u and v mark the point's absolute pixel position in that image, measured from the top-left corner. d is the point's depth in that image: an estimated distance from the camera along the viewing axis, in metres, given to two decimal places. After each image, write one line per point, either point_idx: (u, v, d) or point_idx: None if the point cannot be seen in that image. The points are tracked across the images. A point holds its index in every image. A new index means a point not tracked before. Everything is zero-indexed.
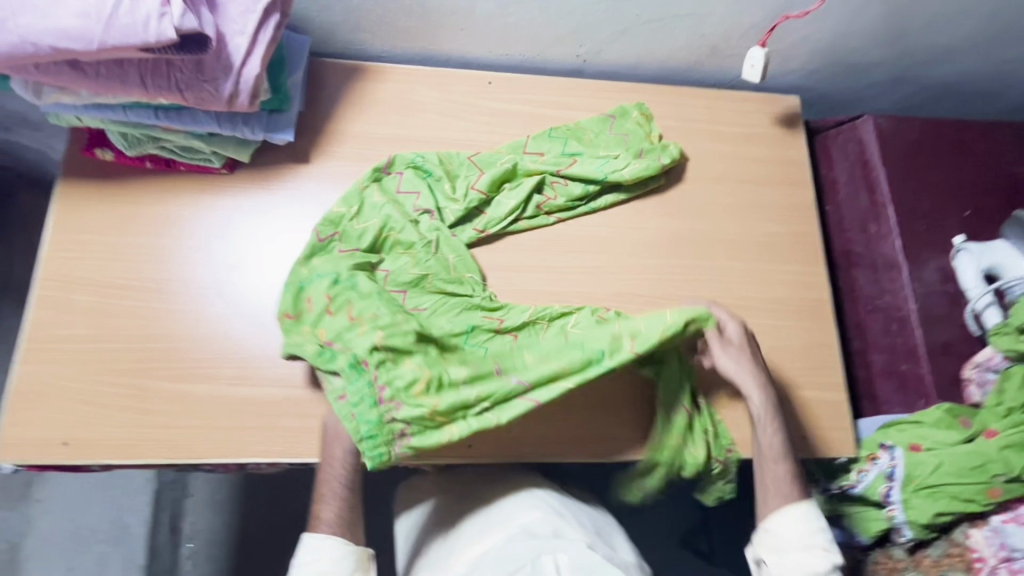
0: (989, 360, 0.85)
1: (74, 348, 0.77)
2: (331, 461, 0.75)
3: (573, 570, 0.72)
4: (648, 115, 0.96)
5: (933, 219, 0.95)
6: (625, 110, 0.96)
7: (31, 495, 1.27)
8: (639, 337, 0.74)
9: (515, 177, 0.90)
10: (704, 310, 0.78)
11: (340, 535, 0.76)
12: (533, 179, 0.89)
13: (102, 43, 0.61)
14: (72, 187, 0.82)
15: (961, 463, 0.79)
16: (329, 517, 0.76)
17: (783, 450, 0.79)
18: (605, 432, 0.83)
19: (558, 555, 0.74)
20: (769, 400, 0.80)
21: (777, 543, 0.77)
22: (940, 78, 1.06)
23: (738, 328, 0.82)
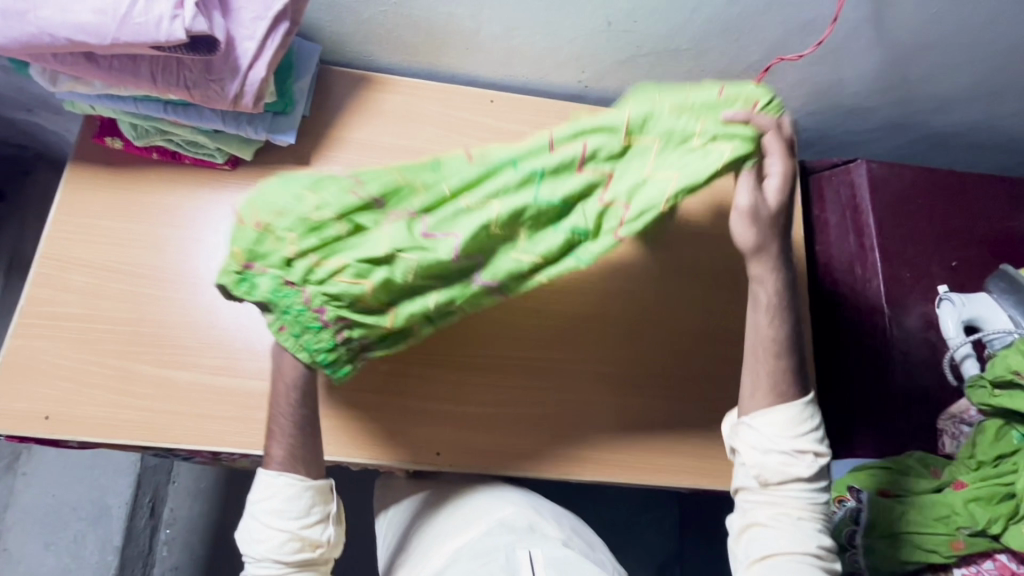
0: (965, 412, 0.86)
1: (66, 327, 0.80)
2: (276, 400, 0.71)
3: (549, 563, 0.72)
4: None
5: (918, 266, 0.95)
6: None
7: (15, 468, 1.29)
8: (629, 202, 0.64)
9: None
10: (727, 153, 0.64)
11: (293, 472, 0.70)
12: None
13: (115, 39, 0.64)
14: (79, 171, 0.86)
15: (926, 513, 0.79)
16: (279, 455, 0.70)
17: (789, 345, 0.70)
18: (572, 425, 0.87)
19: (535, 550, 0.74)
20: (780, 288, 0.70)
21: (759, 441, 0.69)
22: (938, 129, 1.07)
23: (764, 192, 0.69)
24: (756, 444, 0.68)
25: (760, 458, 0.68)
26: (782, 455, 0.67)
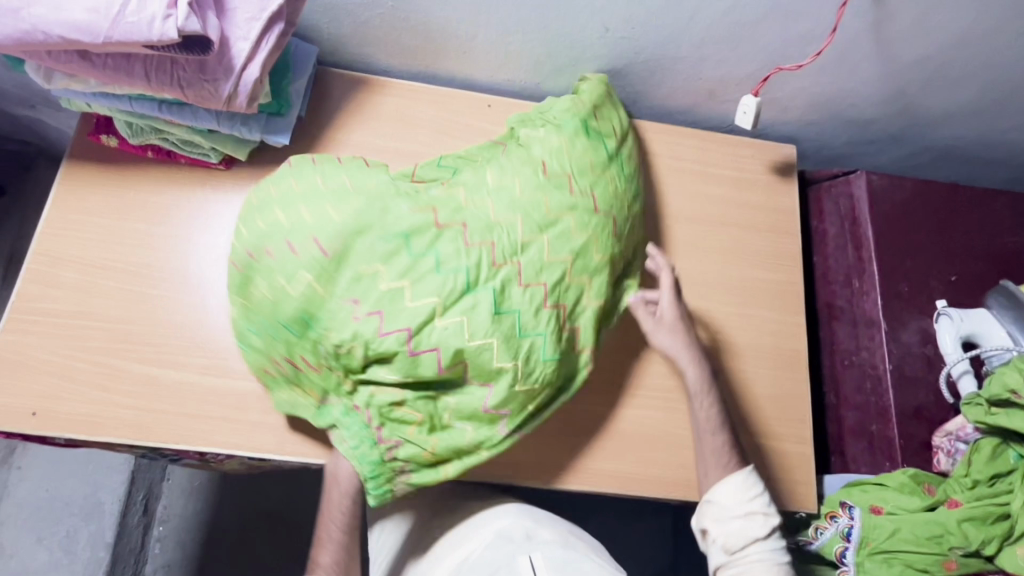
0: (961, 430, 0.83)
1: (56, 323, 0.80)
2: (329, 504, 0.76)
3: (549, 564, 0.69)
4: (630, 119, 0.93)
5: (916, 281, 0.94)
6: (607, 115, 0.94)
7: (10, 462, 1.29)
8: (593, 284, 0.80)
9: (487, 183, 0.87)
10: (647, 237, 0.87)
11: None
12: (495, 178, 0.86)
13: (108, 37, 0.64)
14: (74, 168, 0.86)
15: (918, 532, 0.77)
16: (327, 561, 0.77)
17: (720, 421, 0.83)
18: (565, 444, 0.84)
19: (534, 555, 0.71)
20: (703, 375, 0.84)
21: (716, 512, 0.78)
22: (940, 141, 1.06)
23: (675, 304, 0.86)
24: (718, 517, 0.78)
25: (723, 528, 0.77)
26: (740, 522, 0.76)
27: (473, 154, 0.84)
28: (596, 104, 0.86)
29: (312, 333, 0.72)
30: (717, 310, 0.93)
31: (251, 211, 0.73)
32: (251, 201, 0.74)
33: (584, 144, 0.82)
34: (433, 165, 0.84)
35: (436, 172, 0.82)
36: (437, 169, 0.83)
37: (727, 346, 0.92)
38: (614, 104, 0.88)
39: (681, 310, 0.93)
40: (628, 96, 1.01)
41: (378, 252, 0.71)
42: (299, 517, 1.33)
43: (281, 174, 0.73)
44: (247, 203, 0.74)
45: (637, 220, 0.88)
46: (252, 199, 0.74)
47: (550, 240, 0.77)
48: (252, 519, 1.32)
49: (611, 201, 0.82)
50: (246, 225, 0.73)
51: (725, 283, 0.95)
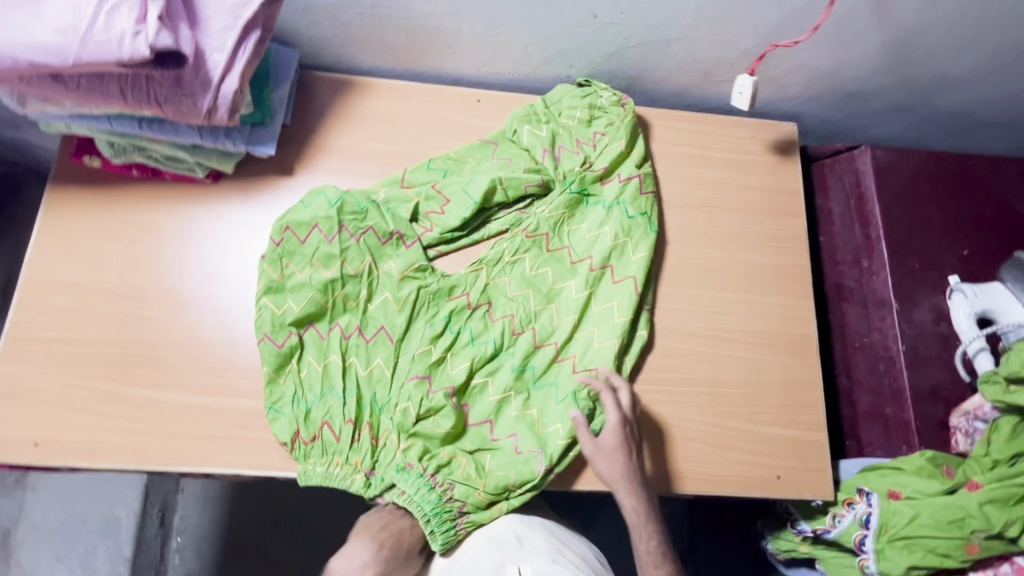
0: (978, 409, 0.82)
1: (51, 351, 0.79)
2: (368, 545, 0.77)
3: None
4: (634, 118, 0.93)
5: (927, 257, 0.91)
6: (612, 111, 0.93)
7: (24, 483, 1.29)
8: (601, 324, 0.85)
9: (490, 204, 0.89)
10: (649, 242, 0.89)
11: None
12: (492, 190, 0.88)
13: (78, 59, 0.62)
14: (59, 191, 0.84)
15: (938, 516, 0.76)
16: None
17: (664, 554, 0.78)
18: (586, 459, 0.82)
19: (523, 566, 0.73)
20: (643, 504, 0.77)
21: None
22: (946, 109, 1.02)
23: (615, 424, 0.78)
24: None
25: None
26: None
27: (462, 154, 0.92)
28: (591, 158, 0.92)
29: (354, 397, 0.80)
30: (723, 298, 0.91)
31: (275, 260, 0.82)
32: (275, 242, 0.83)
33: (583, 212, 0.91)
34: (423, 167, 0.90)
35: (426, 175, 0.89)
36: (427, 172, 0.90)
37: (734, 335, 0.90)
38: (621, 119, 0.92)
39: (686, 300, 0.90)
40: (621, 82, 0.98)
41: (427, 334, 0.83)
42: (312, 522, 1.32)
43: (325, 257, 0.83)
44: (280, 270, 0.82)
45: (636, 238, 0.89)
46: (287, 270, 0.82)
47: (568, 303, 0.86)
48: (265, 527, 1.31)
49: (611, 252, 0.88)
50: (291, 302, 0.81)
51: (730, 270, 0.93)
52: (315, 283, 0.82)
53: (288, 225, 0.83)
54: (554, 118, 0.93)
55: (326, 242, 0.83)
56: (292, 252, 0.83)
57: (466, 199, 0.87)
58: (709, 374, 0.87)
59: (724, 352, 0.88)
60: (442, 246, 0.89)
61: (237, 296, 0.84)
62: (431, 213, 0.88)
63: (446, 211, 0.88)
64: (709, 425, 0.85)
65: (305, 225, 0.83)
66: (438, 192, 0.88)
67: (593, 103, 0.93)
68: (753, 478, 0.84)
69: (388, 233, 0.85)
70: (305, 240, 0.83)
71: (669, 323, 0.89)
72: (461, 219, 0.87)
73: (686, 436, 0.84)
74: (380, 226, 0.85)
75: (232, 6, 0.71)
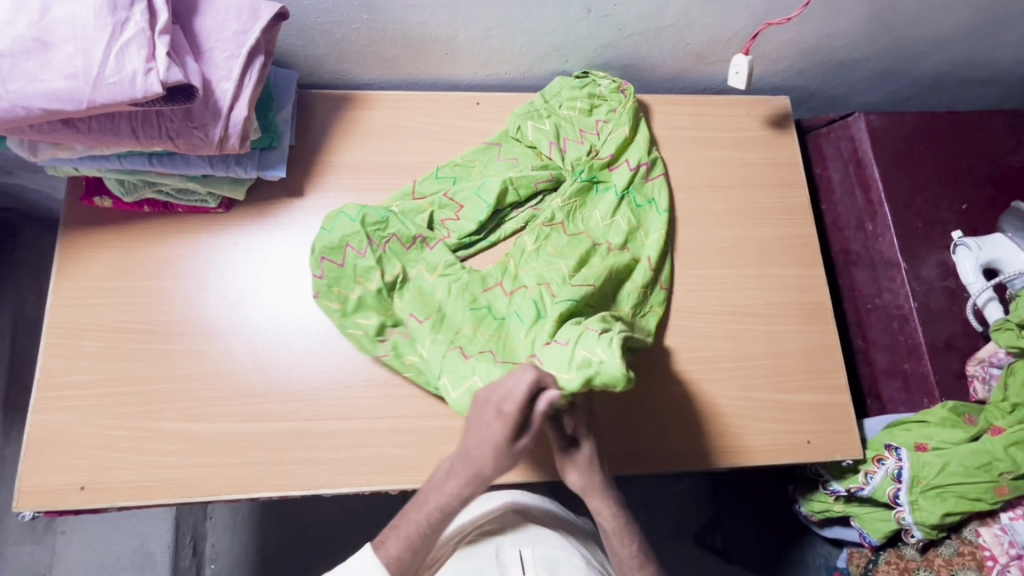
0: (993, 356, 0.85)
1: (84, 394, 0.79)
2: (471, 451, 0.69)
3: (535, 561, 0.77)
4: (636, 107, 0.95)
5: (929, 215, 0.94)
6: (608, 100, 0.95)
7: (55, 527, 1.28)
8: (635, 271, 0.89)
9: (503, 205, 0.91)
10: (665, 220, 0.92)
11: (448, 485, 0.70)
12: (503, 191, 0.89)
13: (92, 102, 0.62)
14: (72, 235, 0.84)
15: (967, 463, 0.79)
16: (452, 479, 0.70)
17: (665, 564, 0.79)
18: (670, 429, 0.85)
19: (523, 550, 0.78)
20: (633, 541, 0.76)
21: None
22: (931, 69, 1.05)
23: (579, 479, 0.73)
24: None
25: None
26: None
27: (468, 160, 0.93)
28: (596, 146, 0.93)
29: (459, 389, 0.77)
30: (737, 275, 0.93)
31: (327, 291, 0.83)
32: (317, 276, 0.83)
33: (593, 198, 0.91)
34: (431, 176, 0.91)
35: (437, 185, 0.91)
36: (437, 181, 0.91)
37: (752, 309, 0.92)
38: (622, 105, 0.93)
39: (702, 281, 0.92)
40: (616, 72, 0.99)
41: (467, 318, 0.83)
42: (344, 534, 1.32)
43: (366, 272, 0.84)
44: (337, 299, 0.83)
45: (647, 218, 0.92)
46: (343, 296, 0.83)
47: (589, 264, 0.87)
48: (298, 544, 1.31)
49: (627, 236, 0.90)
50: (362, 321, 0.83)
51: (741, 246, 0.95)
52: (372, 303, 0.83)
53: (323, 254, 0.84)
54: (555, 112, 0.94)
55: (361, 257, 0.84)
56: (338, 277, 0.83)
57: (480, 203, 0.89)
58: (733, 350, 0.89)
59: (744, 328, 0.91)
60: (464, 251, 0.89)
61: (263, 320, 0.84)
62: (446, 220, 0.89)
63: (461, 217, 0.89)
64: (738, 400, 0.87)
65: (337, 248, 0.84)
66: (452, 200, 0.89)
67: (592, 92, 0.94)
68: (785, 446, 0.86)
69: (410, 239, 0.86)
70: (343, 263, 0.84)
71: (688, 304, 0.91)
72: (478, 222, 0.89)
73: (717, 413, 0.86)
74: (403, 232, 0.86)
75: (233, 35, 0.71)
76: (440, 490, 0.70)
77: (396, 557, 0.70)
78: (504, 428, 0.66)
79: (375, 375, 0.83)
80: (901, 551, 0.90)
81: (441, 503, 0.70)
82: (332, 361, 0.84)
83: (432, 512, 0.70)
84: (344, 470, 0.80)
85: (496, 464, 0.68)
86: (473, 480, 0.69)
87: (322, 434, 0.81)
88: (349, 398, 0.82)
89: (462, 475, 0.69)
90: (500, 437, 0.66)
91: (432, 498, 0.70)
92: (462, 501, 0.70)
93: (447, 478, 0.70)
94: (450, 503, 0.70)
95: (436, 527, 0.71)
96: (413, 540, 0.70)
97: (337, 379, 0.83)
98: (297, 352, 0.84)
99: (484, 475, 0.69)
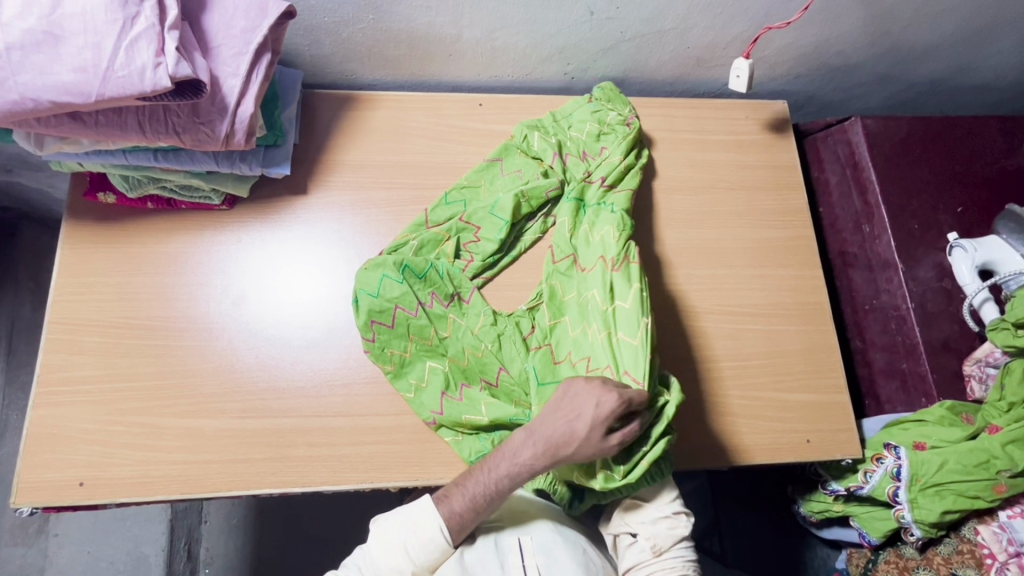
0: (989, 355, 0.86)
1: (84, 389, 0.79)
2: (554, 426, 0.72)
3: (535, 551, 0.78)
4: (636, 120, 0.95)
5: (925, 217, 0.95)
6: (602, 114, 0.95)
7: (48, 530, 1.26)
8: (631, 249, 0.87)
9: (519, 223, 0.92)
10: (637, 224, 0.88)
11: (521, 454, 0.72)
12: (512, 208, 0.89)
13: (100, 95, 0.62)
14: (74, 230, 0.84)
15: (965, 461, 0.80)
16: (523, 453, 0.72)
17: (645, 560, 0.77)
18: (699, 443, 0.85)
19: (523, 537, 0.79)
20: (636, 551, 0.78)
21: None
22: (925, 74, 1.07)
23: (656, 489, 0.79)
24: (643, 519, 0.78)
25: (653, 529, 0.77)
26: (665, 522, 0.77)
27: (474, 180, 0.92)
28: (591, 169, 0.93)
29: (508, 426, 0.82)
30: (737, 275, 0.94)
31: (381, 353, 0.82)
32: (369, 339, 0.82)
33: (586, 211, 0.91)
34: (442, 203, 0.91)
35: (448, 211, 0.90)
36: (447, 207, 0.90)
37: (751, 309, 0.93)
38: (625, 137, 0.93)
39: (701, 280, 0.93)
40: (616, 75, 1.00)
41: (508, 373, 0.84)
42: (339, 536, 1.31)
43: (419, 330, 0.84)
44: (391, 361, 0.82)
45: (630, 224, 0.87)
46: (397, 356, 0.82)
47: (617, 309, 0.81)
48: (294, 546, 1.30)
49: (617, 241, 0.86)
50: (416, 380, 0.82)
51: (741, 247, 0.96)
52: (425, 359, 0.84)
53: (372, 317, 0.82)
54: (563, 132, 0.96)
55: (411, 317, 0.83)
56: (390, 339, 0.83)
57: (496, 221, 0.89)
58: (734, 351, 0.90)
59: (743, 328, 0.91)
60: (487, 272, 0.90)
61: (264, 323, 0.84)
62: (467, 244, 0.89)
63: (481, 238, 0.89)
64: (741, 400, 0.88)
65: (385, 309, 0.83)
66: (468, 223, 0.90)
67: (601, 119, 0.95)
68: (785, 445, 0.86)
69: (448, 295, 0.86)
70: (392, 323, 0.83)
71: (688, 304, 0.91)
72: (498, 241, 0.89)
73: (719, 412, 0.87)
74: (442, 288, 0.86)
75: (241, 32, 0.72)
76: (513, 456, 0.73)
77: (458, 512, 0.73)
78: (601, 414, 0.69)
79: (375, 372, 0.84)
80: (900, 550, 0.91)
81: (511, 474, 0.72)
82: (334, 358, 0.84)
83: (500, 479, 0.72)
84: (345, 466, 0.79)
85: (575, 444, 0.70)
86: (547, 453, 0.72)
87: (324, 431, 0.81)
88: (351, 395, 0.82)
89: (538, 447, 0.72)
90: (597, 416, 0.70)
91: (503, 465, 0.73)
92: (530, 472, 0.73)
93: (522, 446, 0.73)
94: (519, 470, 0.72)
95: (500, 493, 0.73)
96: (476, 501, 0.73)
97: (337, 376, 0.83)
98: (299, 350, 0.84)
99: (562, 454, 0.71)
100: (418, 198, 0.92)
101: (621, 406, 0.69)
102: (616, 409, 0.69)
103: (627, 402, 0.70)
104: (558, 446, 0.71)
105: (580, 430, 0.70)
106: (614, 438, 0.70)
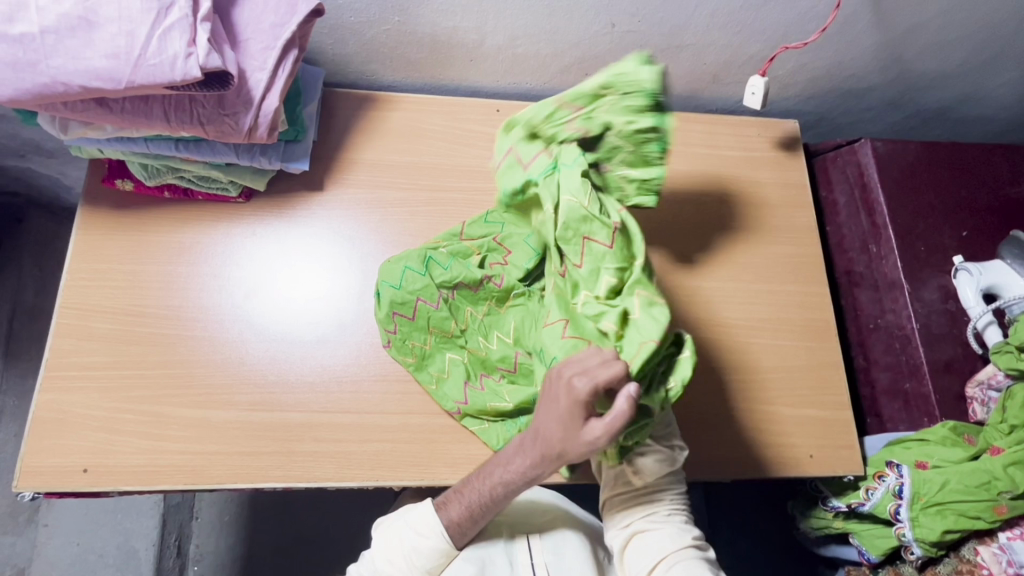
0: (991, 378, 0.87)
1: (93, 374, 0.79)
2: (539, 427, 0.68)
3: (543, 547, 0.79)
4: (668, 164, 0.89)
5: (932, 240, 0.97)
6: None
7: (37, 520, 1.24)
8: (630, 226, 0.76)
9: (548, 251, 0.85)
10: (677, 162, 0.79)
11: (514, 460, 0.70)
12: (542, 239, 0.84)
13: (130, 82, 0.62)
14: (90, 216, 0.85)
15: (967, 481, 0.81)
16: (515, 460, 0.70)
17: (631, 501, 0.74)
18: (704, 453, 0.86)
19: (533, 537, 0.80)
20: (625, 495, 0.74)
21: None
22: (933, 101, 1.10)
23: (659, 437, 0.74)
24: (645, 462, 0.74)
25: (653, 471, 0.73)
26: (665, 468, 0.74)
27: None
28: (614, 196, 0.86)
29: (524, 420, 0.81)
30: (746, 289, 0.95)
31: (402, 345, 0.83)
32: (390, 331, 0.82)
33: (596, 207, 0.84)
34: (481, 219, 0.88)
35: (484, 228, 0.88)
36: (485, 225, 0.88)
37: (758, 323, 0.94)
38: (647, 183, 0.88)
39: (710, 293, 0.94)
40: None
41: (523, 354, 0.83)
42: (332, 537, 1.29)
43: (441, 323, 0.84)
44: (412, 354, 0.82)
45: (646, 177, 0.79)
46: (417, 349, 0.83)
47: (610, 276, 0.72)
48: (286, 545, 1.28)
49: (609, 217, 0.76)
50: (437, 372, 0.83)
51: (750, 261, 0.97)
52: (445, 350, 0.85)
53: (394, 309, 0.83)
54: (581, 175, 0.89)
55: (433, 310, 0.84)
56: (411, 331, 0.83)
57: (529, 248, 0.85)
58: (741, 364, 0.91)
59: (751, 342, 0.92)
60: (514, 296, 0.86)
61: (274, 317, 0.84)
62: (495, 264, 0.87)
63: (509, 262, 0.86)
64: (746, 413, 0.88)
65: (407, 302, 0.83)
66: (500, 244, 0.86)
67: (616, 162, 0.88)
68: (788, 459, 0.87)
69: (477, 281, 0.85)
70: (414, 316, 0.83)
71: (697, 316, 0.92)
72: (525, 269, 0.85)
73: (724, 424, 0.87)
74: (469, 277, 0.85)
75: (270, 27, 0.73)
76: (505, 465, 0.71)
77: (458, 522, 0.73)
78: (573, 403, 0.63)
79: (385, 370, 0.84)
80: (899, 568, 0.92)
81: (505, 481, 0.70)
82: (344, 353, 0.84)
83: (495, 485, 0.71)
84: (351, 463, 0.79)
85: (561, 441, 0.66)
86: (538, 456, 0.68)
87: (331, 427, 0.80)
88: (359, 391, 0.82)
89: (529, 454, 0.69)
90: (570, 405, 0.64)
91: (495, 473, 0.71)
92: (528, 480, 0.70)
93: (515, 455, 0.70)
94: (516, 476, 0.70)
95: (498, 502, 0.72)
96: (473, 510, 0.72)
97: (348, 372, 0.83)
98: (310, 345, 0.84)
99: (552, 456, 0.67)
100: (433, 200, 0.93)
101: (594, 387, 0.62)
102: (583, 394, 0.62)
103: (597, 383, 0.62)
104: (545, 447, 0.67)
105: (559, 427, 0.65)
106: (597, 429, 0.63)
